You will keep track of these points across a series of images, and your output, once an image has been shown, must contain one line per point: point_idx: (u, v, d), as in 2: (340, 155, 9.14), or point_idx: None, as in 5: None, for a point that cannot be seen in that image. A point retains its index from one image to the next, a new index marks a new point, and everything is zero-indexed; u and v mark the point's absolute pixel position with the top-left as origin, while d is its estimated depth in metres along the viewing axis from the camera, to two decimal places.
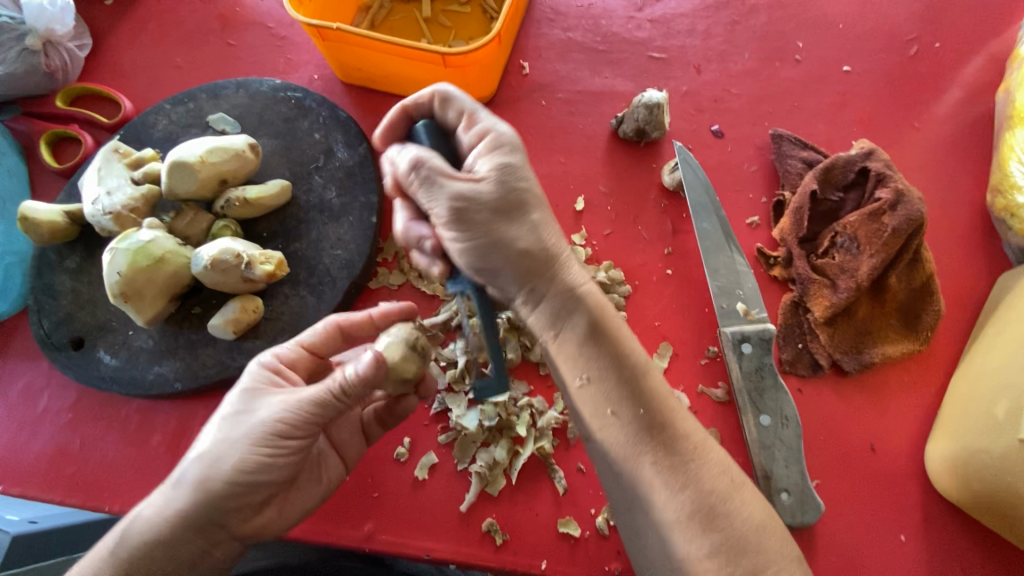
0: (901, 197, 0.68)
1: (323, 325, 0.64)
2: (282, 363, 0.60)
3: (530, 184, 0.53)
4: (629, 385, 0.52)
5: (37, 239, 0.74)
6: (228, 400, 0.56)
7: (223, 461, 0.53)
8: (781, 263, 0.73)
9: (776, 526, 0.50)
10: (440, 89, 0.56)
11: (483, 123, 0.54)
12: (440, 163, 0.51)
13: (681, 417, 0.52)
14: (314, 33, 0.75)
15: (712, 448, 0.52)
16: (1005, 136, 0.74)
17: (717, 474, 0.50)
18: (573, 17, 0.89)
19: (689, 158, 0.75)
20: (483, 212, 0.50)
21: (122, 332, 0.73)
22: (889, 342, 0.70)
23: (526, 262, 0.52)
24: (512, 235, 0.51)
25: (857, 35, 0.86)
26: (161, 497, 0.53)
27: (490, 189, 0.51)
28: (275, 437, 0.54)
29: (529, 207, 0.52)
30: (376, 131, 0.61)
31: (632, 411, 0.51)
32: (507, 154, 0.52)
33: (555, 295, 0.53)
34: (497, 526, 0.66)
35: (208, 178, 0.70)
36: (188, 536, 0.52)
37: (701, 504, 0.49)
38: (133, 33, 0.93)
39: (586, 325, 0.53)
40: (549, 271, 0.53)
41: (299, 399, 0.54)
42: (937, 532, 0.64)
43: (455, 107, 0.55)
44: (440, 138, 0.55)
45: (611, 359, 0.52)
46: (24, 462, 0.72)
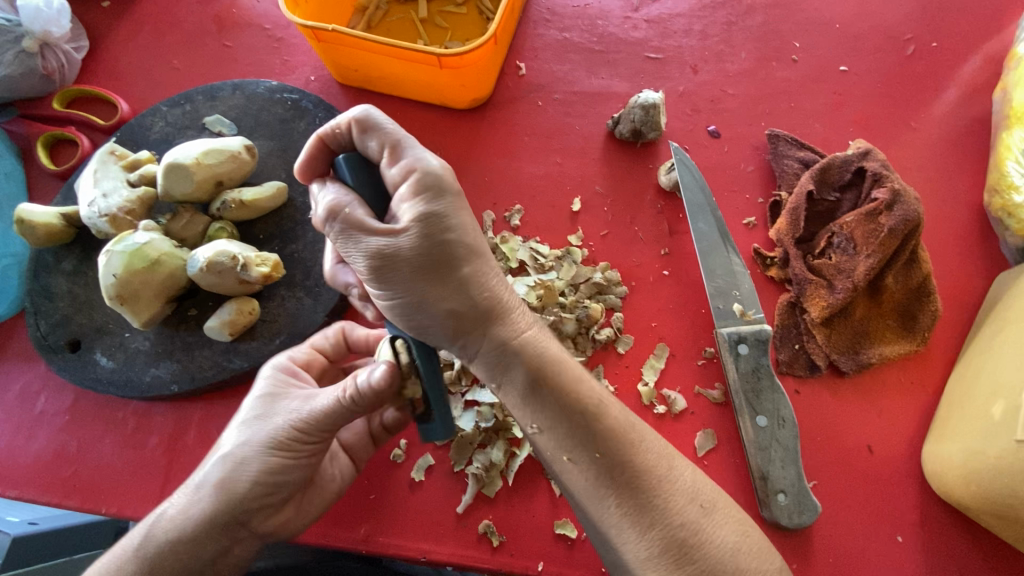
0: (898, 197, 0.68)
1: (332, 331, 0.66)
2: (298, 368, 0.62)
3: (461, 229, 0.48)
4: (578, 430, 0.49)
5: (33, 241, 0.73)
6: (248, 403, 0.58)
7: (248, 463, 0.53)
8: (778, 263, 0.73)
9: (755, 542, 0.50)
10: (359, 113, 0.50)
11: (407, 160, 0.49)
12: (357, 213, 0.48)
13: (641, 449, 0.50)
14: (309, 35, 0.75)
15: (679, 475, 0.50)
16: (1002, 136, 0.74)
17: (686, 505, 0.49)
18: (570, 18, 0.89)
19: (685, 159, 0.75)
20: (407, 270, 0.47)
21: (119, 334, 0.73)
22: (886, 343, 0.69)
23: (455, 320, 0.49)
24: (438, 294, 0.48)
25: (854, 35, 0.85)
26: (184, 496, 0.54)
27: (412, 243, 0.47)
28: (293, 442, 0.54)
29: (457, 259, 0.48)
30: (297, 165, 0.55)
31: (586, 454, 0.49)
32: (431, 199, 0.47)
33: (490, 349, 0.50)
34: (494, 527, 0.66)
35: (203, 180, 0.70)
36: (210, 535, 0.52)
37: (673, 541, 0.47)
38: (130, 35, 0.93)
39: (525, 376, 0.50)
40: (485, 321, 0.50)
41: (316, 408, 0.54)
42: (934, 532, 0.64)
43: (378, 138, 0.50)
44: (363, 175, 0.51)
45: (556, 410, 0.50)
46: (22, 464, 0.72)
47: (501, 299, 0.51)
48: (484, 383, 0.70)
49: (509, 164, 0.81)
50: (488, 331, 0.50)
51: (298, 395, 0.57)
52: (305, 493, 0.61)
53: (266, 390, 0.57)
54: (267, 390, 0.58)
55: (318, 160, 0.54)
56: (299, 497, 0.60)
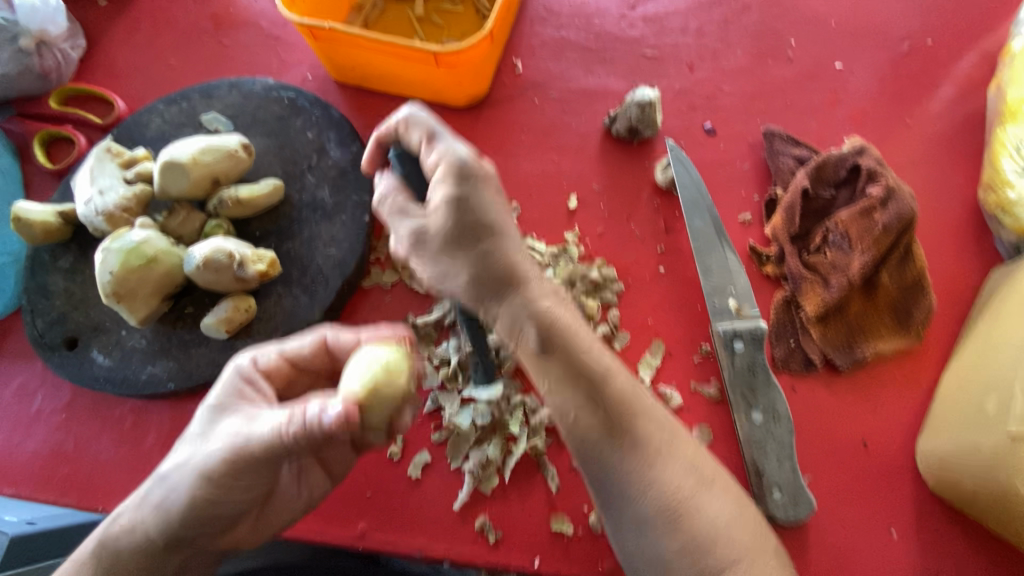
0: (893, 194, 0.69)
1: (310, 337, 0.60)
2: (258, 376, 0.58)
3: (485, 204, 0.53)
4: (587, 395, 0.54)
5: (30, 239, 0.74)
6: (197, 416, 0.55)
7: (182, 489, 0.52)
8: (773, 260, 0.73)
9: (746, 521, 0.54)
10: (411, 112, 0.56)
11: (440, 148, 0.53)
12: (400, 198, 0.55)
13: (645, 421, 0.55)
14: (306, 32, 0.75)
15: (679, 447, 0.55)
16: (997, 133, 0.74)
17: (684, 473, 0.54)
18: (566, 16, 0.89)
19: (682, 156, 0.75)
20: (434, 246, 0.53)
21: (115, 332, 0.73)
22: (881, 339, 0.70)
23: (479, 285, 0.54)
24: (463, 263, 0.53)
25: (850, 33, 0.86)
26: (132, 507, 0.54)
27: (439, 221, 0.52)
28: (224, 475, 0.52)
29: (478, 232, 0.52)
30: (364, 158, 0.62)
31: (592, 414, 0.54)
32: (459, 181, 0.52)
33: (507, 308, 0.54)
34: (490, 523, 0.67)
35: (200, 178, 0.70)
36: (155, 551, 0.53)
37: (666, 505, 0.53)
38: (127, 33, 0.93)
39: (539, 340, 0.53)
40: (504, 287, 0.54)
41: (251, 441, 0.51)
42: (930, 527, 0.64)
43: (417, 130, 0.55)
44: (412, 164, 0.56)
45: (567, 372, 0.54)
46: (20, 462, 0.72)
47: (520, 267, 0.55)
48: None
49: (505, 162, 0.82)
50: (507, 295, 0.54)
51: (243, 413, 0.54)
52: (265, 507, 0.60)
53: (216, 401, 0.54)
54: (217, 401, 0.55)
55: (380, 155, 0.60)
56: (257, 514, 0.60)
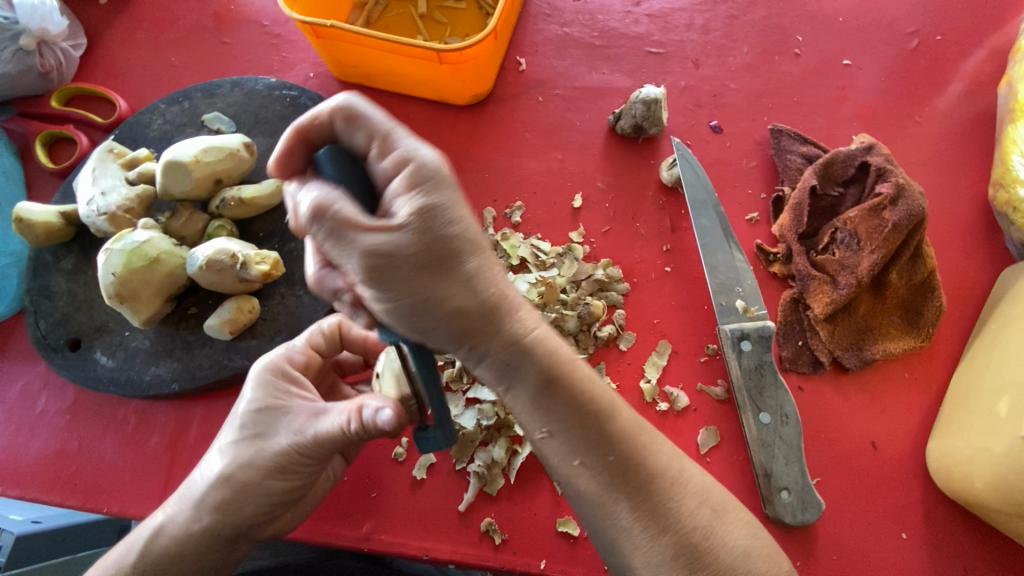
0: (902, 192, 0.67)
1: (326, 322, 0.63)
2: (293, 368, 0.59)
3: (463, 222, 0.44)
4: (590, 434, 0.47)
5: (32, 240, 0.73)
6: (242, 414, 0.55)
7: (250, 485, 0.53)
8: (781, 259, 0.72)
9: (763, 543, 0.49)
10: (343, 103, 0.46)
11: (400, 149, 0.44)
12: (346, 208, 0.42)
13: (653, 454, 0.49)
14: (308, 30, 0.75)
15: (690, 477, 0.50)
16: (1008, 129, 0.73)
17: (697, 507, 0.48)
18: (570, 13, 0.88)
19: (688, 154, 0.74)
20: (405, 270, 0.42)
21: (118, 333, 0.73)
22: (890, 339, 0.69)
23: (461, 321, 0.44)
24: (445, 298, 0.43)
25: (857, 29, 0.85)
26: (184, 510, 0.54)
27: (410, 238, 0.42)
28: (292, 464, 0.53)
29: (461, 257, 0.43)
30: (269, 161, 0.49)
31: (596, 453, 0.47)
32: (430, 192, 0.43)
33: (499, 347, 0.46)
34: (496, 525, 0.66)
35: (202, 178, 0.69)
36: (217, 546, 0.54)
37: (685, 545, 0.47)
38: (128, 32, 0.92)
39: (539, 380, 0.47)
40: (492, 324, 0.45)
41: (321, 434, 0.52)
42: (940, 529, 0.64)
43: (365, 127, 0.45)
44: (347, 167, 0.45)
45: (568, 411, 0.47)
46: (24, 463, 0.72)
47: (509, 298, 0.46)
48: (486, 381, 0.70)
49: (509, 160, 0.81)
50: (497, 331, 0.46)
51: (297, 410, 0.55)
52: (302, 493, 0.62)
53: (262, 399, 0.55)
54: (259, 401, 0.55)
55: (294, 154, 0.47)
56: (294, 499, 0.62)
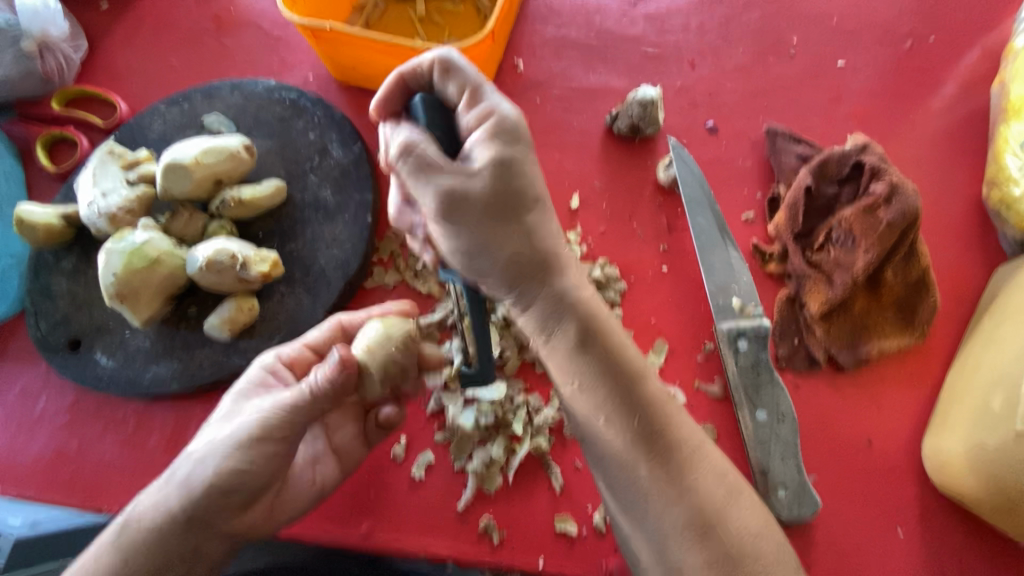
0: (896, 190, 0.68)
1: (326, 325, 0.66)
2: (282, 366, 0.64)
3: (529, 178, 0.49)
4: (623, 389, 0.49)
5: (33, 241, 0.74)
6: (224, 402, 0.60)
7: (208, 461, 0.54)
8: (776, 258, 0.73)
9: (769, 529, 0.49)
10: (443, 57, 0.51)
11: (487, 105, 0.49)
12: (431, 151, 0.47)
13: (678, 422, 0.50)
14: (307, 32, 0.75)
15: (707, 453, 0.50)
16: (1000, 129, 0.74)
17: (715, 482, 0.49)
18: (567, 14, 0.89)
19: (684, 155, 0.75)
20: (473, 212, 0.47)
21: (119, 333, 0.73)
22: (885, 337, 0.69)
23: (516, 266, 0.49)
24: (501, 238, 0.48)
25: (852, 30, 0.85)
26: (154, 493, 0.55)
27: (483, 183, 0.47)
28: (254, 443, 0.55)
29: (523, 207, 0.49)
30: (371, 102, 0.55)
31: (626, 413, 0.49)
32: (505, 145, 0.48)
33: (543, 298, 0.50)
34: (494, 523, 0.66)
35: (202, 179, 0.70)
36: (175, 531, 0.53)
37: (697, 515, 0.47)
38: (128, 35, 0.93)
39: (577, 332, 0.50)
40: (540, 275, 0.50)
41: (277, 403, 0.56)
42: (935, 525, 0.64)
43: (460, 82, 0.50)
44: (439, 114, 0.50)
45: (604, 364, 0.50)
46: (24, 463, 0.72)
47: (558, 258, 0.51)
48: None
49: None
50: (545, 284, 0.51)
51: (267, 395, 0.59)
52: (279, 497, 0.62)
53: (244, 386, 0.61)
54: (243, 388, 0.60)
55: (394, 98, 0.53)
56: (270, 503, 0.61)
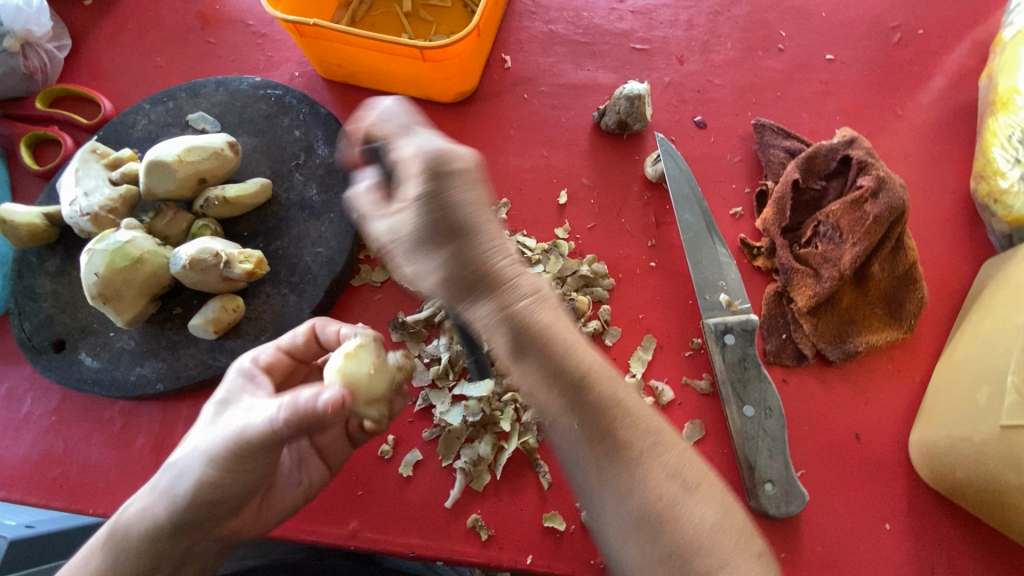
0: (883, 184, 0.68)
1: (301, 329, 0.63)
2: (258, 372, 0.59)
3: (456, 201, 0.51)
4: (557, 392, 0.48)
5: (16, 242, 0.73)
6: (201, 412, 0.55)
7: (185, 476, 0.51)
8: (764, 253, 0.73)
9: (734, 523, 0.46)
10: (375, 112, 0.56)
11: (410, 142, 0.53)
12: (375, 198, 0.54)
13: (624, 420, 0.48)
14: (291, 29, 0.74)
15: (660, 451, 0.48)
16: (989, 122, 0.73)
17: (666, 480, 0.47)
18: (555, 10, 0.88)
19: (671, 150, 0.75)
20: (408, 243, 0.51)
21: (103, 333, 0.72)
22: (873, 331, 0.69)
23: (447, 283, 0.50)
24: (431, 263, 0.50)
25: (840, 24, 0.85)
26: (140, 499, 0.53)
27: (410, 217, 0.50)
28: (227, 462, 0.51)
29: (447, 230, 0.50)
30: (345, 162, 0.62)
31: (569, 418, 0.48)
32: (426, 173, 0.50)
33: (476, 313, 0.50)
34: (482, 521, 0.66)
35: (186, 177, 0.69)
36: (162, 538, 0.52)
37: (647, 512, 0.46)
38: (112, 33, 0.92)
39: (507, 340, 0.49)
40: (468, 286, 0.50)
41: (246, 430, 0.50)
42: (923, 519, 0.64)
43: (391, 127, 0.55)
44: (388, 161, 0.56)
45: (542, 369, 0.48)
46: (8, 465, 0.72)
47: (488, 263, 0.50)
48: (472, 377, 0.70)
49: (494, 157, 0.81)
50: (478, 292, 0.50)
51: (241, 407, 0.54)
52: (267, 495, 0.61)
53: (220, 395, 0.56)
54: (222, 395, 0.56)
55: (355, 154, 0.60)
56: (258, 502, 0.60)
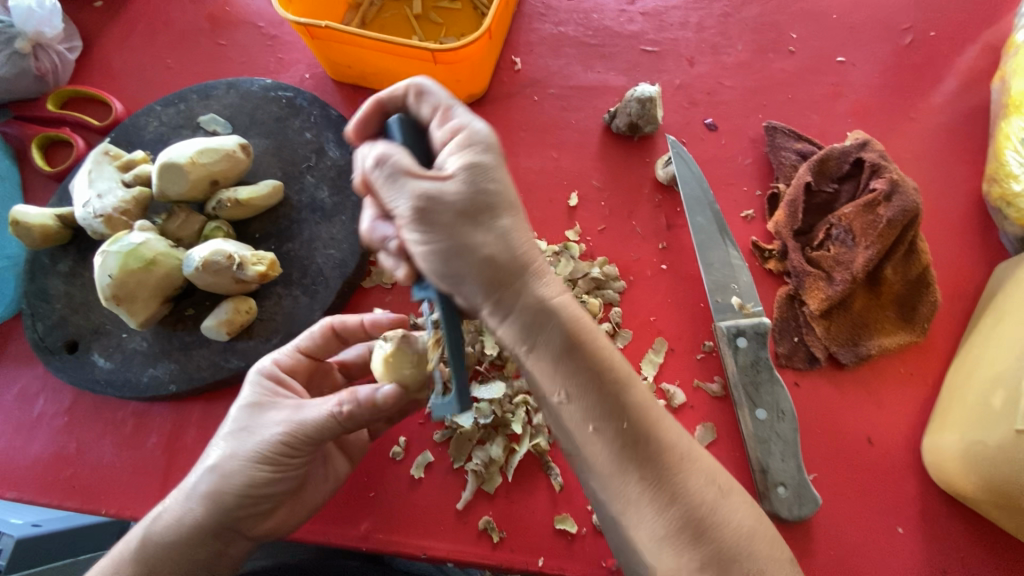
0: (897, 188, 0.68)
1: (317, 328, 0.63)
2: (282, 372, 0.60)
3: (503, 182, 0.47)
4: (605, 397, 0.46)
5: (30, 243, 0.73)
6: (233, 414, 0.57)
7: (232, 476, 0.54)
8: (776, 256, 0.73)
9: (764, 529, 0.48)
10: (414, 83, 0.52)
11: (460, 118, 0.49)
12: (406, 160, 0.46)
13: (665, 427, 0.48)
14: (303, 31, 0.74)
15: (697, 456, 0.48)
16: (1001, 125, 0.73)
17: (705, 484, 0.47)
18: (565, 12, 0.88)
19: (683, 152, 0.75)
20: (450, 217, 0.45)
21: (116, 335, 0.73)
22: (885, 335, 0.69)
23: (491, 269, 0.45)
24: (478, 242, 0.45)
25: (851, 26, 0.85)
26: (175, 503, 0.55)
27: (459, 189, 0.45)
28: (279, 456, 0.54)
29: (496, 209, 0.46)
30: (348, 126, 0.55)
31: (615, 426, 0.46)
32: (480, 151, 0.47)
33: (514, 304, 0.46)
34: (494, 523, 0.66)
35: (199, 179, 0.69)
36: (204, 540, 0.54)
37: (689, 518, 0.45)
38: (123, 34, 0.92)
39: (561, 341, 0.46)
40: (517, 281, 0.46)
41: (304, 422, 0.54)
42: (936, 523, 0.64)
43: (430, 104, 0.51)
44: (413, 134, 0.50)
45: (591, 373, 0.46)
46: (21, 466, 0.72)
47: (534, 262, 0.47)
48: (484, 380, 0.71)
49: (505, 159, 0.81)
50: (521, 291, 0.47)
51: (285, 406, 0.56)
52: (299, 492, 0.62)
53: (250, 398, 0.57)
54: (253, 398, 0.57)
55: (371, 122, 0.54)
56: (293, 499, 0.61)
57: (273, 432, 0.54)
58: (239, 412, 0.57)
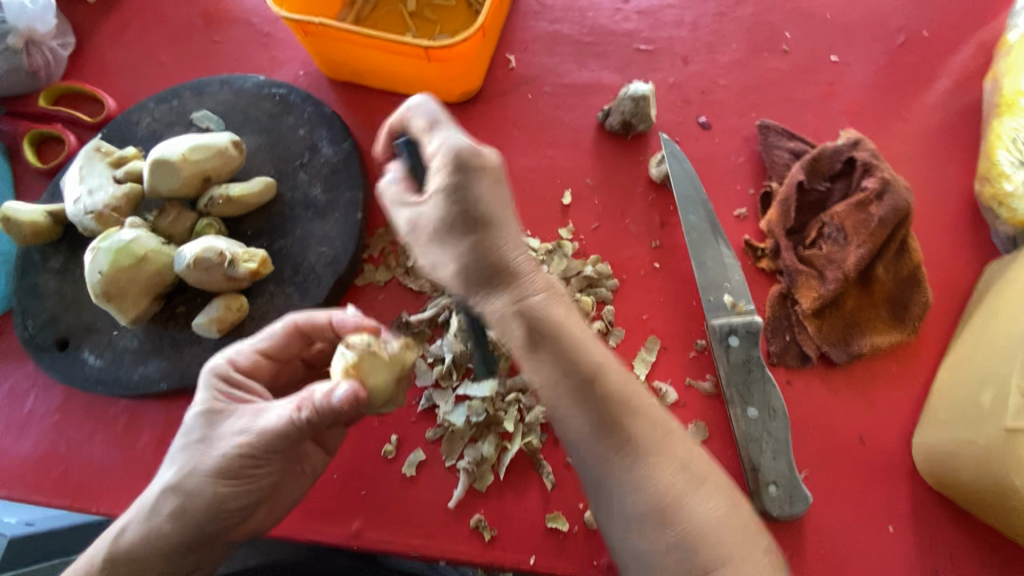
0: (887, 187, 0.69)
1: (279, 326, 0.61)
2: (237, 373, 0.59)
3: (483, 198, 0.48)
4: (572, 388, 0.47)
5: (20, 240, 0.73)
6: (185, 427, 0.55)
7: (196, 491, 0.52)
8: (768, 254, 0.73)
9: (741, 519, 0.47)
10: (412, 101, 0.53)
11: (445, 136, 0.50)
12: (400, 186, 0.52)
13: (638, 418, 0.47)
14: (296, 28, 0.74)
15: (672, 446, 0.47)
16: (993, 125, 0.73)
17: (675, 472, 0.46)
18: (559, 10, 0.88)
19: (676, 150, 0.75)
20: (432, 236, 0.49)
21: (106, 332, 0.72)
22: (877, 333, 0.69)
23: (473, 278, 0.49)
24: (456, 257, 0.49)
25: (845, 25, 0.85)
26: (137, 521, 0.53)
27: (435, 210, 0.49)
28: (240, 467, 0.53)
29: (472, 225, 0.48)
30: (377, 145, 0.59)
31: (585, 418, 0.47)
32: (458, 170, 0.48)
33: (497, 312, 0.49)
34: (486, 521, 0.66)
35: (191, 176, 0.69)
36: (176, 552, 0.53)
37: (658, 506, 0.45)
38: (116, 31, 0.92)
39: (527, 335, 0.48)
40: (496, 285, 0.49)
41: (261, 433, 0.52)
42: (926, 521, 0.64)
43: (422, 117, 0.52)
44: (417, 151, 0.53)
45: (557, 363, 0.47)
46: (11, 463, 0.72)
47: (516, 267, 0.49)
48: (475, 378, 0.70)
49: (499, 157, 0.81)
50: (501, 293, 0.49)
51: (240, 414, 0.54)
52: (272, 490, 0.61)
53: (202, 407, 0.55)
54: (205, 407, 0.55)
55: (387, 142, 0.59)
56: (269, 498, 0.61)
57: (230, 444, 0.53)
58: (193, 422, 0.55)
